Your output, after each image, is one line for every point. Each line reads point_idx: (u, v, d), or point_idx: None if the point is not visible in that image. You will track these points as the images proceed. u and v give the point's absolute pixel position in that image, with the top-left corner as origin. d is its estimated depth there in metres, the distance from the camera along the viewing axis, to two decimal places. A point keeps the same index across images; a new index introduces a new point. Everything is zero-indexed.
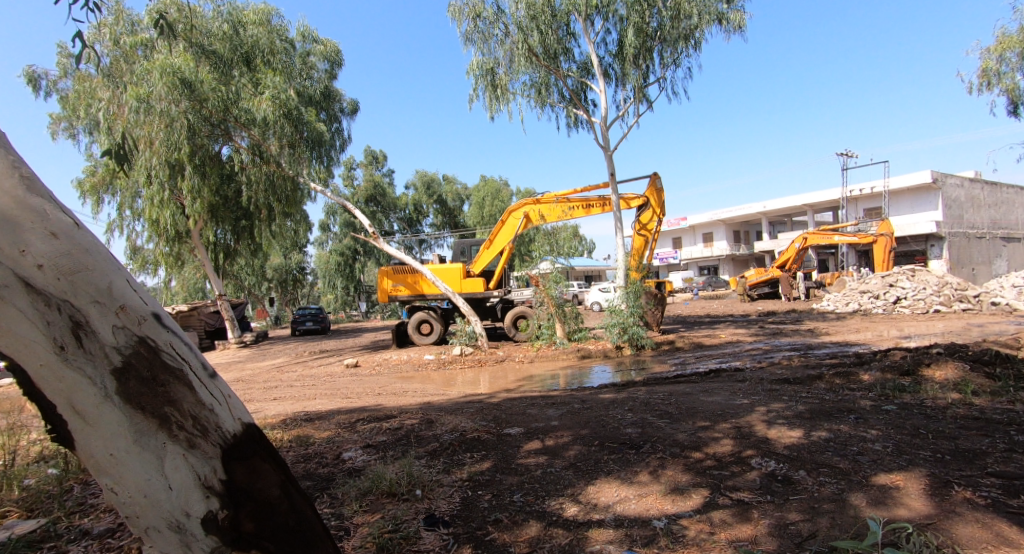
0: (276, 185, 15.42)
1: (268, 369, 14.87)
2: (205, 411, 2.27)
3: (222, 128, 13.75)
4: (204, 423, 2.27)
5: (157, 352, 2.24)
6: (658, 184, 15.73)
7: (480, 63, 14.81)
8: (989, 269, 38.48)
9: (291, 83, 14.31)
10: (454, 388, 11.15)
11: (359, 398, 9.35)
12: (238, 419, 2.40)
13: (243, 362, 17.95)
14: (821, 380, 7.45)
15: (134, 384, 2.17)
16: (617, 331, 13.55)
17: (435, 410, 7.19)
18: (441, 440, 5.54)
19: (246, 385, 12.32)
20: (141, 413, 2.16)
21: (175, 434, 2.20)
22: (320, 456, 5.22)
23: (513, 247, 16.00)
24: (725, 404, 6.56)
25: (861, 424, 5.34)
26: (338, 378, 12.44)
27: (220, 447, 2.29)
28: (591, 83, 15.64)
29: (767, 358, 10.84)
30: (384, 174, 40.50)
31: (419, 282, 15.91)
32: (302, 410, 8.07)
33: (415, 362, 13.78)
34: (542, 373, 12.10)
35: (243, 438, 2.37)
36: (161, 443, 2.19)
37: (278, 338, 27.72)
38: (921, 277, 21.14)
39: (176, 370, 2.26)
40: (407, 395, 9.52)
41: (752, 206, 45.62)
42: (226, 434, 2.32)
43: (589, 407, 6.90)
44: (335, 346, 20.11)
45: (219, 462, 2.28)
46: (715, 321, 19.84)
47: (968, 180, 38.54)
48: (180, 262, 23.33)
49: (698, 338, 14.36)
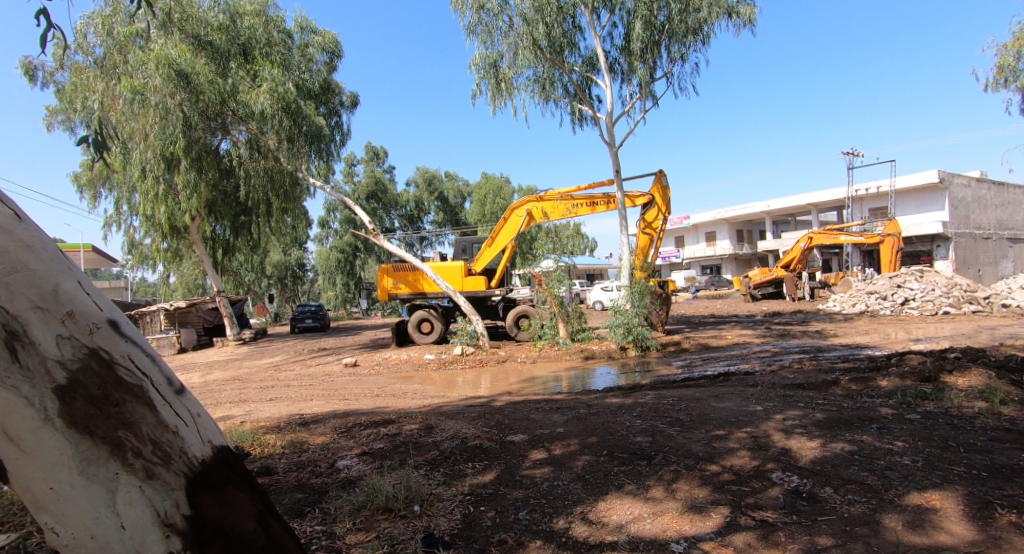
0: (274, 179, 15.23)
1: (266, 368, 14.61)
2: (164, 436, 2.20)
3: (218, 120, 13.60)
4: (164, 450, 2.19)
5: (108, 370, 2.17)
6: (663, 181, 15.44)
7: (483, 57, 14.52)
8: (995, 271, 38.12)
9: (290, 75, 13.98)
10: (456, 389, 10.88)
11: (357, 399, 9.08)
12: (207, 443, 2.32)
13: (240, 360, 17.67)
14: (837, 386, 7.17)
15: (82, 404, 2.11)
16: (621, 331, 13.27)
17: (436, 414, 6.91)
18: (441, 447, 5.27)
19: (243, 385, 12.04)
20: (89, 440, 2.10)
21: (129, 463, 2.13)
22: (314, 464, 4.93)
23: (514, 245, 15.71)
24: (737, 411, 6.29)
25: (885, 434, 5.08)
26: (336, 377, 12.16)
27: (181, 477, 2.20)
28: (596, 78, 15.34)
29: (777, 361, 10.56)
30: (386, 171, 40.19)
31: (420, 280, 15.63)
32: (298, 412, 7.80)
33: (415, 362, 13.49)
34: (545, 374, 11.82)
35: (210, 465, 2.28)
36: (113, 473, 2.12)
37: (278, 335, 27.46)
38: (929, 277, 20.91)
39: (130, 389, 2.19)
40: (406, 397, 9.24)
41: (756, 205, 45.29)
42: (189, 460, 2.24)
43: (595, 412, 6.63)
44: (334, 344, 19.84)
45: (180, 494, 2.19)
46: (720, 321, 19.55)
47: (976, 180, 38.16)
48: (178, 258, 23.06)
49: (704, 339, 14.08)
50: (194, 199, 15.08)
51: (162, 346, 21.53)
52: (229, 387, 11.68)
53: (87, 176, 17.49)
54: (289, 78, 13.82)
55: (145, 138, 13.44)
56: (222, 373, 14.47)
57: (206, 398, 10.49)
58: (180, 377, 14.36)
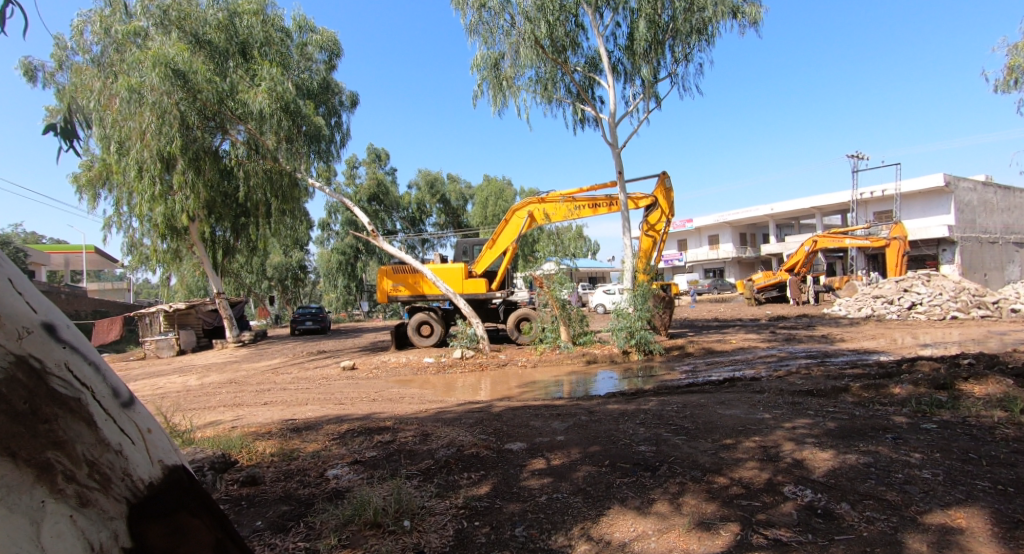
0: (273, 179, 15.10)
1: (264, 370, 14.42)
2: (108, 455, 1.84)
3: (216, 120, 13.40)
4: (106, 471, 1.84)
5: (42, 378, 1.79)
6: (667, 183, 15.23)
7: (484, 57, 14.39)
8: (1001, 275, 37.78)
9: (289, 75, 13.85)
10: (455, 393, 10.66)
11: (353, 403, 8.86)
12: (158, 462, 1.96)
13: (238, 362, 17.50)
14: (848, 393, 6.94)
15: (4, 420, 1.71)
16: (624, 335, 13.05)
17: (432, 421, 6.68)
18: (435, 456, 5.04)
19: (239, 388, 11.85)
20: (11, 462, 1.71)
21: (60, 488, 1.75)
22: (302, 474, 4.71)
23: (516, 247, 15.51)
24: (744, 418, 6.07)
25: (901, 445, 4.85)
26: (334, 381, 11.95)
27: (127, 503, 1.84)
28: (599, 78, 15.13)
29: (784, 366, 10.33)
30: (388, 173, 40.07)
31: (420, 282, 15.42)
32: (291, 417, 7.59)
33: (414, 365, 13.27)
34: (546, 378, 11.60)
35: (160, 490, 1.92)
36: (39, 501, 1.73)
37: (278, 337, 27.31)
38: (936, 281, 20.67)
39: (69, 400, 1.83)
40: (403, 401, 9.03)
41: (759, 208, 45.04)
42: (137, 483, 1.88)
43: (597, 419, 6.40)
44: (334, 346, 19.67)
45: (124, 523, 1.82)
46: (724, 325, 19.32)
47: (982, 184, 37.87)
48: (177, 259, 22.92)
49: (708, 343, 13.84)
50: (191, 199, 14.88)
51: (160, 348, 21.39)
52: (225, 391, 11.49)
53: (86, 177, 17.34)
54: (288, 78, 13.63)
55: (141, 137, 13.29)
56: (219, 376, 14.29)
57: (200, 401, 10.29)
58: (177, 379, 14.18)
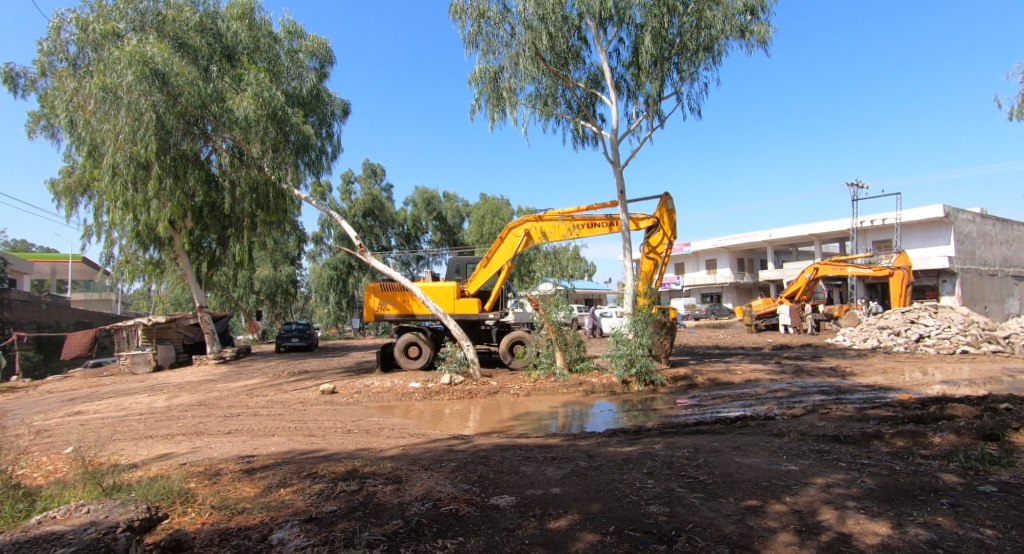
0: (257, 190, 14.33)
1: (238, 392, 13.48)
2: None
3: (198, 126, 12.61)
4: None
5: None
6: (669, 204, 14.57)
7: (483, 70, 13.86)
8: (1001, 308, 37.33)
9: (278, 83, 13.18)
10: (440, 424, 9.81)
11: (324, 434, 7.98)
12: None
13: (215, 381, 16.55)
14: (881, 441, 6.18)
15: None
16: (624, 363, 12.24)
17: (408, 463, 5.83)
18: (408, 515, 4.20)
19: (206, 412, 10.93)
20: None
21: None
22: (242, 537, 3.85)
23: (511, 266, 14.76)
24: (768, 470, 5.29)
25: (963, 515, 4.14)
26: (310, 406, 11.05)
27: None
28: (602, 95, 14.52)
29: (797, 403, 9.59)
30: (383, 188, 39.39)
31: (408, 301, 14.60)
32: (250, 451, 6.73)
33: (399, 391, 12.36)
34: (541, 409, 10.75)
35: None
36: None
37: (262, 354, 26.29)
38: (944, 313, 20.02)
39: None
40: (382, 433, 8.17)
41: (757, 234, 44.53)
42: None
43: (597, 465, 5.58)
44: (317, 366, 18.73)
45: None
46: (725, 353, 18.54)
47: (981, 216, 37.59)
48: (159, 270, 22.01)
49: (712, 373, 13.08)
50: (171, 207, 14.18)
51: (136, 363, 20.34)
52: (191, 415, 10.58)
53: (63, 183, 16.32)
54: (275, 85, 12.94)
55: (115, 141, 12.48)
56: (190, 397, 13.33)
57: (161, 427, 9.40)
58: (143, 399, 13.22)
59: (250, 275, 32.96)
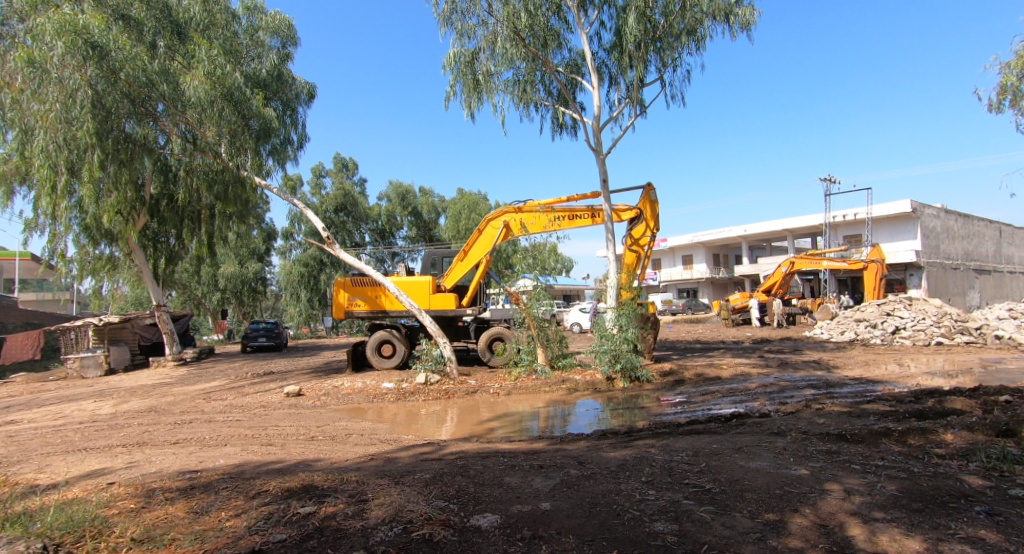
0: (214, 179, 13.57)
1: (195, 396, 12.62)
2: None
3: (144, 106, 11.60)
4: None
5: None
6: (652, 195, 14.10)
7: (458, 54, 13.32)
8: (964, 301, 38.12)
9: (237, 65, 12.40)
10: (414, 428, 9.14)
11: (282, 442, 7.27)
12: None
13: (172, 384, 15.58)
14: (891, 439, 5.70)
15: None
16: (608, 359, 11.80)
17: (374, 476, 5.17)
18: (372, 545, 3.58)
19: (155, 420, 10.12)
20: None
21: None
22: None
23: (490, 260, 14.14)
24: (778, 475, 4.78)
25: (1005, 527, 3.65)
26: (271, 410, 10.29)
27: None
28: (582, 81, 14.02)
29: (790, 398, 9.18)
30: (355, 183, 38.34)
31: (380, 297, 13.85)
32: (194, 466, 6.01)
33: (369, 392, 11.62)
34: (521, 409, 10.14)
35: None
36: None
37: (226, 354, 25.16)
38: (919, 306, 20.01)
39: None
40: (348, 440, 7.48)
41: (732, 229, 44.69)
42: None
43: (590, 474, 5.00)
44: (284, 366, 17.84)
45: None
46: (706, 348, 18.19)
47: (946, 211, 38.30)
48: (113, 267, 20.78)
49: (698, 368, 12.66)
50: (119, 196, 13.16)
51: (85, 367, 19.36)
52: (138, 424, 9.77)
53: None
54: (233, 64, 12.21)
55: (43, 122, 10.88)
56: (142, 403, 12.45)
57: (102, 439, 8.59)
58: (89, 408, 12.28)
59: (214, 272, 31.61)
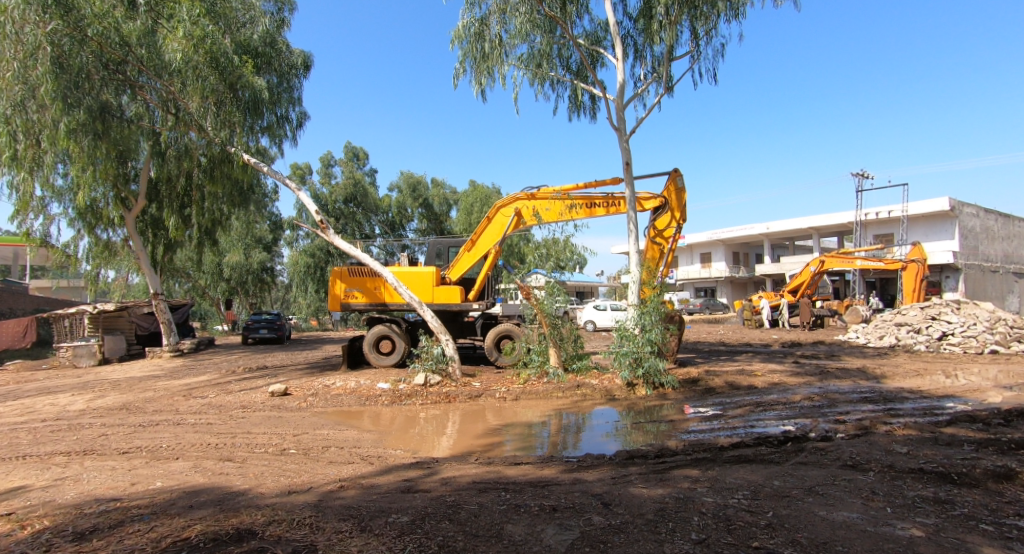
0: (204, 160, 12.60)
1: (176, 393, 11.53)
2: None
3: (120, 75, 10.86)
4: None
5: None
6: (679, 182, 12.74)
7: (467, 25, 12.25)
8: (1003, 305, 36.04)
9: (229, 32, 11.52)
10: (406, 438, 7.93)
11: (244, 457, 6.06)
12: None
13: (158, 378, 14.52)
14: (1016, 486, 4.35)
15: None
16: (629, 363, 10.53)
17: (335, 516, 3.96)
18: None
19: (122, 419, 9.03)
20: None
21: None
22: None
23: (499, 251, 12.90)
24: (879, 537, 3.49)
25: None
26: (250, 413, 9.12)
27: None
28: (604, 53, 12.71)
29: (847, 416, 7.82)
30: (366, 173, 37.29)
31: (379, 289, 12.67)
32: (120, 491, 4.82)
33: (362, 393, 10.43)
34: (531, 418, 8.90)
35: None
36: None
37: (227, 346, 24.27)
38: (968, 310, 18.32)
39: None
40: (322, 455, 6.24)
41: (754, 227, 42.92)
42: None
43: (620, 526, 3.74)
44: (280, 361, 16.72)
45: None
46: (732, 351, 16.75)
47: (986, 210, 36.16)
48: (111, 253, 19.94)
49: (731, 375, 11.31)
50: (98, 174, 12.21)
51: (78, 356, 18.49)
52: (100, 424, 8.63)
53: None
54: (220, 30, 11.20)
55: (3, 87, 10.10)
56: (117, 399, 11.33)
57: (50, 443, 7.42)
58: (62, 403, 11.26)
59: (218, 261, 30.62)
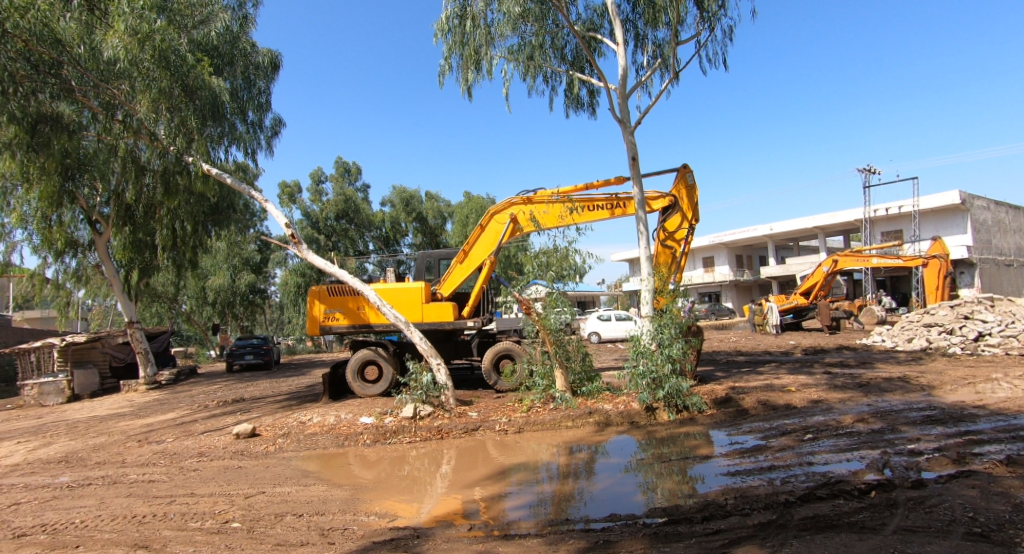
0: (167, 174, 11.34)
1: (131, 437, 10.06)
2: None
3: (54, 78, 9.62)
4: None
5: None
6: (689, 178, 11.43)
7: (451, 15, 11.01)
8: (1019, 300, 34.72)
9: (183, 31, 10.30)
10: (388, 487, 6.52)
11: (170, 539, 4.66)
12: None
13: (121, 417, 13.01)
14: None
15: None
16: (647, 383, 9.13)
17: None
18: None
19: (52, 476, 7.56)
20: None
21: None
22: None
23: (495, 262, 11.56)
24: None
25: None
26: (205, 463, 7.67)
27: None
28: (602, 39, 11.48)
29: (920, 444, 6.46)
30: (357, 189, 36.01)
31: (362, 308, 11.31)
32: None
33: (341, 431, 9.01)
34: (538, 455, 7.53)
35: None
36: None
37: (211, 374, 22.78)
38: (1003, 308, 16.92)
39: None
40: (270, 532, 4.82)
41: (758, 228, 41.64)
42: None
43: None
44: (261, 390, 15.27)
45: None
46: (753, 361, 15.37)
47: (998, 202, 34.90)
48: (82, 277, 18.52)
49: (763, 392, 9.95)
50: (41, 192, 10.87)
51: (44, 394, 16.97)
52: (24, 484, 7.18)
53: None
54: (172, 26, 10.00)
55: None
56: (62, 448, 9.84)
57: None
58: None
59: (203, 284, 29.26)
